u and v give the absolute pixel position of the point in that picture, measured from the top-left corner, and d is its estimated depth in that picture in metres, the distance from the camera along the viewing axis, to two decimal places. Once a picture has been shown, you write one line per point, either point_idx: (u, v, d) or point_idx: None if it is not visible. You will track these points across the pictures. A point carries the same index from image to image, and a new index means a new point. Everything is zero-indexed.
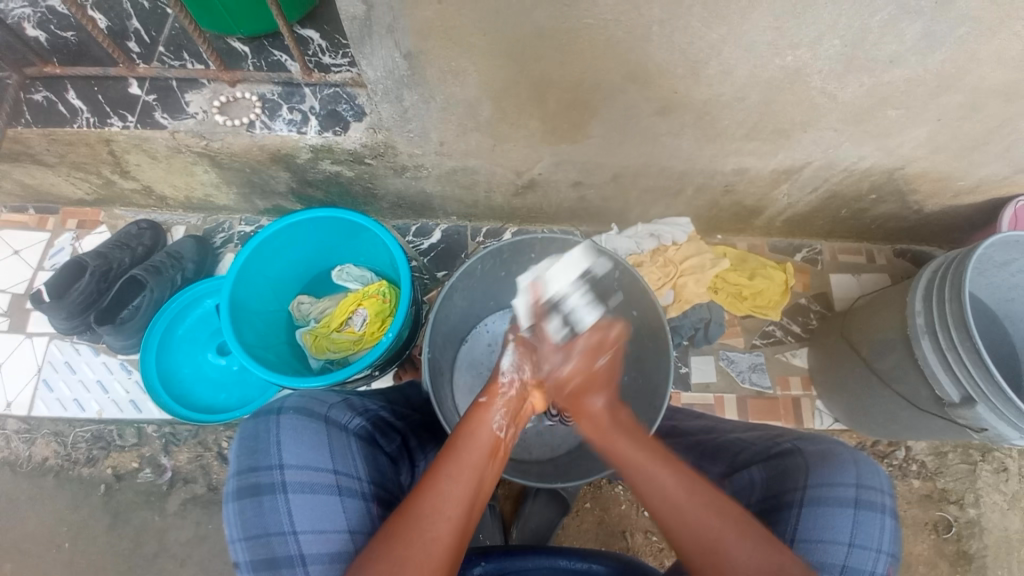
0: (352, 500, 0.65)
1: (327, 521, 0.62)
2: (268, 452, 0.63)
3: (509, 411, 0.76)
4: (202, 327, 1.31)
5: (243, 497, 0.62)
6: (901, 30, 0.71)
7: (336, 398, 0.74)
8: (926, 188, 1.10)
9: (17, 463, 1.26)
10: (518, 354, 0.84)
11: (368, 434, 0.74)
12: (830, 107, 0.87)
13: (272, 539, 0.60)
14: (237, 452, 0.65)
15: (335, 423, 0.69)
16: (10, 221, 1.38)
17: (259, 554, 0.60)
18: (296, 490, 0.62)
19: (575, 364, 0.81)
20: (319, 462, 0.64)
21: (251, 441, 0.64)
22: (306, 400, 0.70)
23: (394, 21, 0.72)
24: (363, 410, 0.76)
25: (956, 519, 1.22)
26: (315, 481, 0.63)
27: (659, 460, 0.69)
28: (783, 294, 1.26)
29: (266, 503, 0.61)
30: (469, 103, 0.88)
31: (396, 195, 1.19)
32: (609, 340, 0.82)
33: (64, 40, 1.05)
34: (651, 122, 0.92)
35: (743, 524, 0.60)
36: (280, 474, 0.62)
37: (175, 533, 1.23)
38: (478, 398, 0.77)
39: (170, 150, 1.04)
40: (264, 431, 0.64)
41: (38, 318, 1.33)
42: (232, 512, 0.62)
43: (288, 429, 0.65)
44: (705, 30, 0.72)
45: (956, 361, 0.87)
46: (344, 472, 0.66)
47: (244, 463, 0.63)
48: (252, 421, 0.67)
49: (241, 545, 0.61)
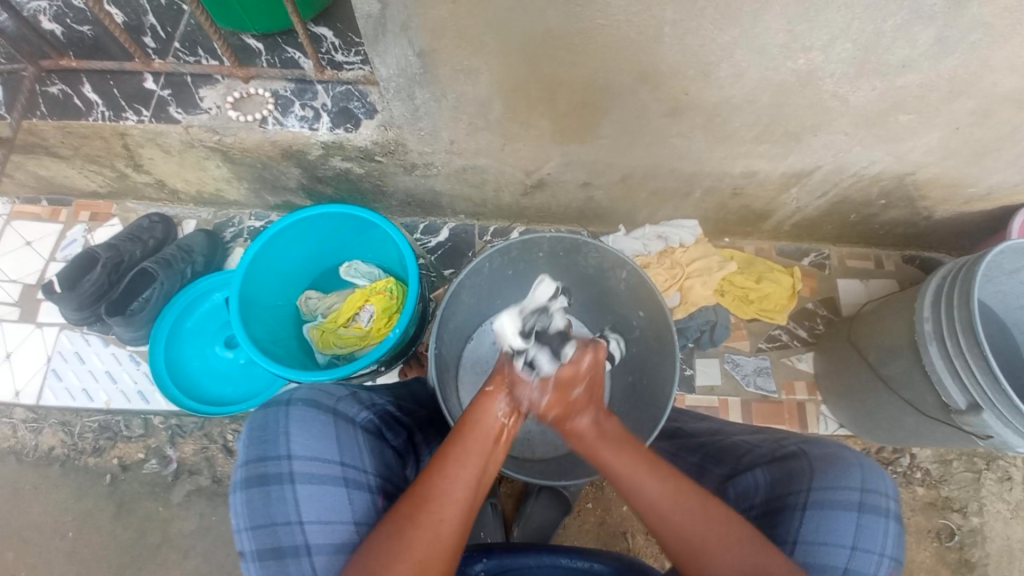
0: (359, 493, 0.66)
1: (333, 512, 0.63)
2: (277, 442, 0.63)
3: (517, 397, 0.72)
4: (211, 320, 1.32)
5: (250, 486, 0.62)
6: (913, 34, 0.71)
7: (343, 391, 0.75)
8: (936, 194, 1.10)
9: (25, 451, 1.27)
10: (528, 341, 0.79)
11: (375, 427, 0.75)
12: (841, 111, 0.87)
13: (279, 528, 0.60)
14: (245, 441, 0.65)
15: (343, 415, 0.70)
16: (24, 212, 1.40)
17: (266, 544, 0.60)
18: (303, 480, 0.62)
19: (550, 398, 0.72)
20: (326, 453, 0.65)
21: (260, 430, 0.64)
22: (314, 393, 0.70)
23: (408, 20, 0.72)
24: (370, 404, 0.77)
25: (959, 528, 1.22)
26: (322, 472, 0.64)
27: (644, 465, 0.66)
28: (790, 297, 1.25)
29: (273, 493, 0.61)
30: (479, 102, 0.89)
31: (405, 193, 1.20)
32: (583, 368, 0.72)
33: (80, 34, 1.06)
34: (661, 123, 0.92)
35: (732, 525, 0.61)
36: (288, 464, 0.62)
37: (180, 524, 1.24)
38: (485, 384, 0.72)
39: (182, 145, 1.05)
40: (273, 421, 0.65)
41: (49, 308, 1.35)
42: (239, 501, 0.62)
43: (297, 420, 0.65)
44: (715, 33, 0.72)
45: (963, 368, 0.87)
46: (350, 464, 0.67)
47: (252, 452, 0.63)
48: (261, 411, 0.67)
49: (247, 534, 0.61)
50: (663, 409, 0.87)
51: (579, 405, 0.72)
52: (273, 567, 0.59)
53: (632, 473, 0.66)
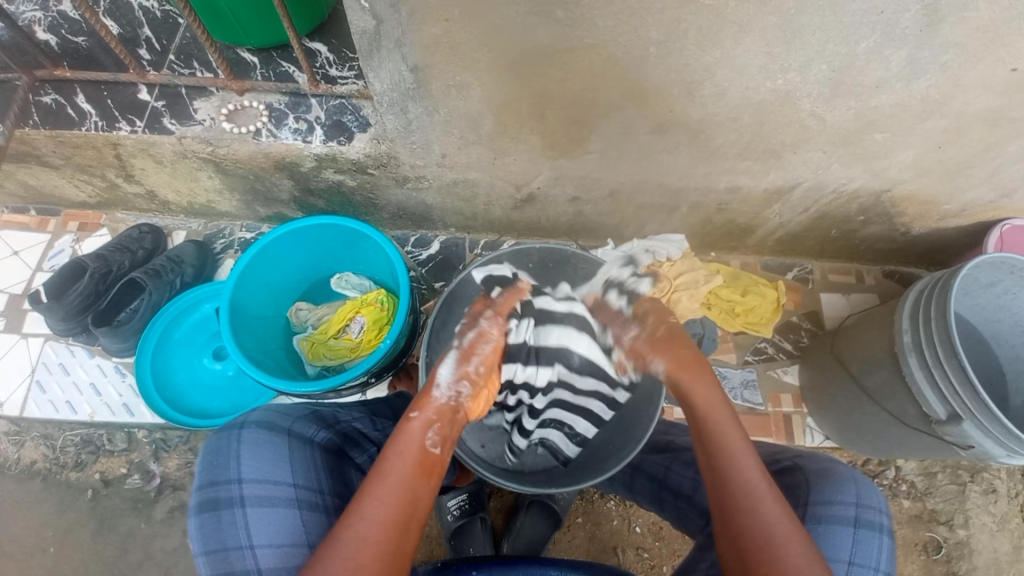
0: (312, 513, 0.66)
1: (286, 534, 0.62)
2: (228, 466, 0.63)
3: (442, 428, 0.71)
4: (199, 331, 1.31)
5: (203, 512, 0.62)
6: (886, 56, 0.74)
7: (304, 411, 0.76)
8: (913, 211, 1.13)
9: (5, 464, 1.25)
10: (459, 360, 0.77)
11: (336, 446, 0.76)
12: (819, 130, 0.90)
13: (230, 554, 0.60)
14: (199, 466, 0.65)
15: (299, 436, 0.71)
16: (12, 222, 1.39)
17: (218, 569, 0.60)
18: (254, 504, 0.62)
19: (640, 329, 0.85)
20: (278, 476, 0.65)
21: (212, 455, 0.64)
22: (270, 414, 0.71)
23: (402, 36, 0.74)
24: (332, 423, 0.78)
25: (946, 540, 1.23)
26: (273, 495, 0.64)
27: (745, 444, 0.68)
28: (775, 310, 1.28)
29: (224, 518, 0.61)
30: (471, 117, 0.91)
31: (397, 206, 1.21)
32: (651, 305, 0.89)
33: (75, 45, 1.07)
34: (647, 140, 0.94)
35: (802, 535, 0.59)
36: (238, 488, 0.62)
37: (162, 541, 1.22)
38: (408, 413, 0.71)
39: (176, 155, 1.06)
40: (224, 445, 0.65)
41: (34, 318, 1.34)
42: (192, 527, 0.62)
43: (248, 444, 0.65)
44: (699, 53, 0.75)
45: (941, 378, 0.89)
46: (303, 485, 0.67)
47: (205, 477, 0.63)
48: (214, 436, 0.67)
49: (201, 560, 0.61)
50: (651, 420, 0.88)
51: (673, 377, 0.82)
52: None
53: (737, 447, 0.68)
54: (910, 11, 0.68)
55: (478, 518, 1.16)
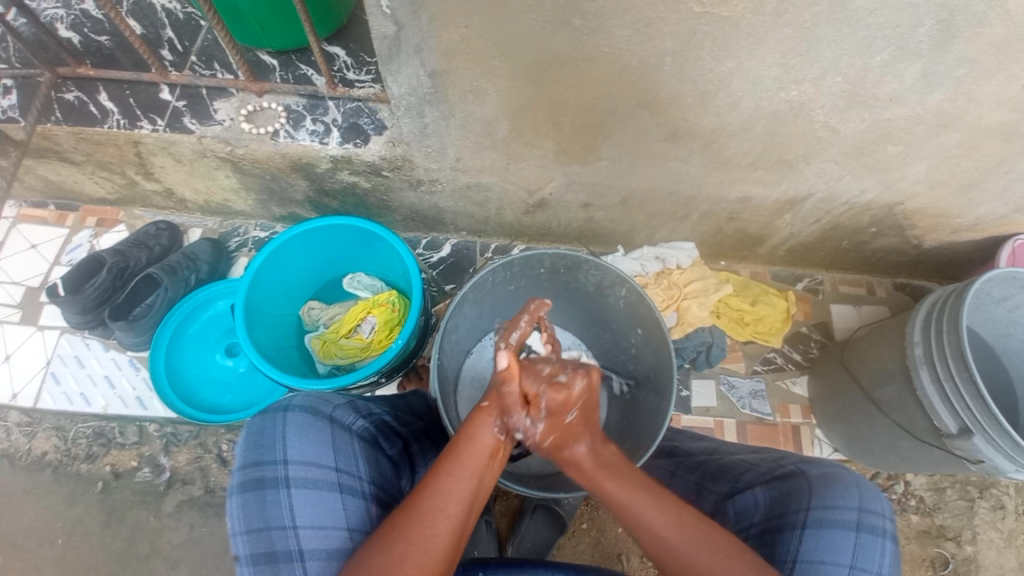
0: (353, 499, 0.67)
1: (327, 518, 0.64)
2: (274, 448, 0.64)
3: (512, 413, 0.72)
4: (213, 328, 1.33)
5: (246, 491, 0.64)
6: (900, 70, 0.75)
7: (342, 398, 0.75)
8: (925, 224, 1.13)
9: (18, 455, 1.27)
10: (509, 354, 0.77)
11: (372, 435, 0.75)
12: (832, 141, 0.90)
13: (273, 532, 0.61)
14: (243, 446, 0.66)
15: (340, 423, 0.71)
16: (31, 216, 1.41)
17: (260, 548, 0.61)
18: (298, 485, 0.63)
19: (545, 427, 0.70)
20: (322, 459, 0.66)
21: (258, 436, 0.66)
22: (313, 399, 0.71)
23: (421, 42, 0.75)
24: (368, 412, 0.77)
25: (953, 556, 1.22)
26: (317, 478, 0.65)
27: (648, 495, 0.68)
28: (784, 321, 1.28)
29: (268, 498, 0.62)
30: (486, 122, 0.92)
31: (409, 208, 1.23)
32: (574, 394, 0.71)
33: (98, 44, 1.10)
34: (659, 147, 0.95)
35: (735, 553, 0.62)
36: (284, 470, 0.64)
37: (169, 534, 1.23)
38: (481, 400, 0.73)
39: (195, 154, 1.07)
40: (271, 427, 0.66)
41: (51, 311, 1.36)
42: (235, 505, 0.64)
43: (294, 426, 0.66)
44: (713, 64, 0.75)
45: (952, 393, 0.88)
46: (346, 470, 0.67)
47: (250, 457, 0.65)
48: (260, 417, 0.68)
49: (243, 538, 0.63)
50: (659, 425, 0.87)
51: (576, 431, 0.72)
52: (266, 570, 0.61)
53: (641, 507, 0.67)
54: (925, 26, 0.68)
55: (483, 522, 1.13)
